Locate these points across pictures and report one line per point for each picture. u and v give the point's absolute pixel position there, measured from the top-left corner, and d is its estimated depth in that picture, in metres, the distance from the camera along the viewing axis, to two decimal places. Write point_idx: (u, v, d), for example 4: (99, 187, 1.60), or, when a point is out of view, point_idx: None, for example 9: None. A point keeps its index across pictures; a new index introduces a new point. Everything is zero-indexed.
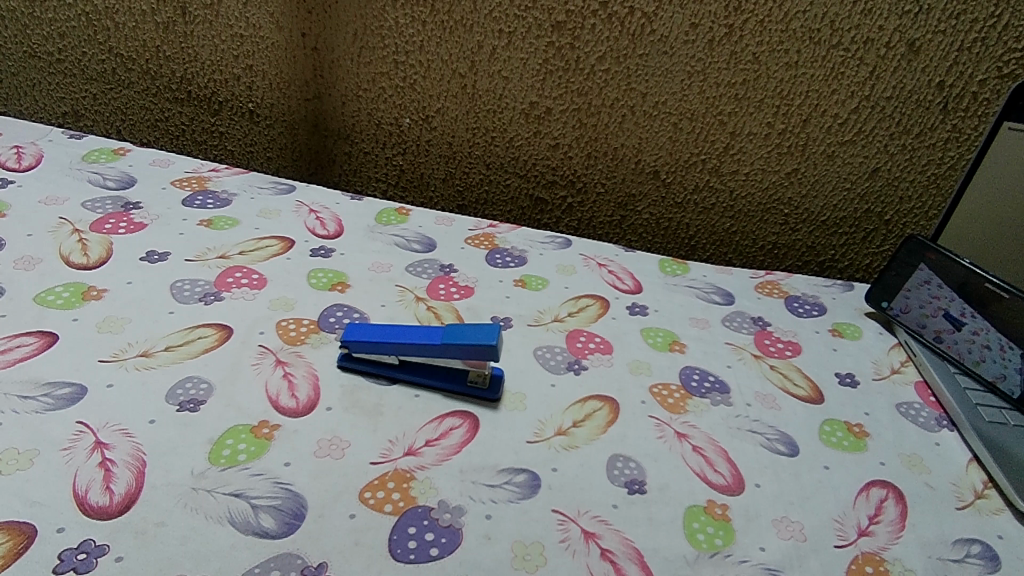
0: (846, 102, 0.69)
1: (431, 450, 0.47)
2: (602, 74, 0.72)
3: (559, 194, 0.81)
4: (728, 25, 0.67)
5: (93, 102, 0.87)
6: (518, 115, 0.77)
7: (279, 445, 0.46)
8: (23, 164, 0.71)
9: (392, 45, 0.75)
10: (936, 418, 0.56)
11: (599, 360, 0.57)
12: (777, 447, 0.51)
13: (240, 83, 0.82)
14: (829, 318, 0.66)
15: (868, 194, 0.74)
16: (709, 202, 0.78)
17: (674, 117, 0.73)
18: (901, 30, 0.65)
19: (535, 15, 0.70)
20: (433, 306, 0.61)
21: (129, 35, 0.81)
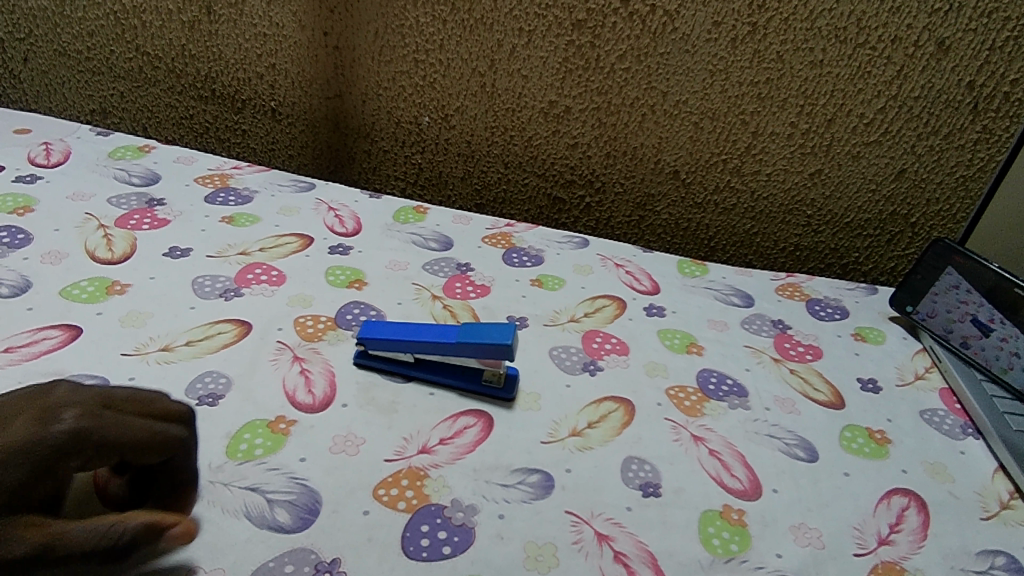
0: (872, 102, 0.68)
1: (445, 448, 0.47)
2: (623, 73, 0.72)
3: (577, 193, 0.80)
4: (751, 24, 0.66)
5: (120, 100, 0.89)
6: (538, 114, 0.76)
7: (295, 440, 0.46)
8: (52, 160, 0.72)
9: (412, 44, 0.75)
10: (961, 425, 0.55)
11: (615, 360, 0.56)
12: (795, 452, 0.50)
13: (263, 82, 0.82)
14: (851, 321, 0.65)
15: (894, 196, 0.72)
16: (729, 202, 0.77)
17: (695, 117, 0.72)
18: (930, 28, 0.63)
19: (555, 14, 0.70)
20: (449, 304, 0.61)
21: (156, 34, 0.82)
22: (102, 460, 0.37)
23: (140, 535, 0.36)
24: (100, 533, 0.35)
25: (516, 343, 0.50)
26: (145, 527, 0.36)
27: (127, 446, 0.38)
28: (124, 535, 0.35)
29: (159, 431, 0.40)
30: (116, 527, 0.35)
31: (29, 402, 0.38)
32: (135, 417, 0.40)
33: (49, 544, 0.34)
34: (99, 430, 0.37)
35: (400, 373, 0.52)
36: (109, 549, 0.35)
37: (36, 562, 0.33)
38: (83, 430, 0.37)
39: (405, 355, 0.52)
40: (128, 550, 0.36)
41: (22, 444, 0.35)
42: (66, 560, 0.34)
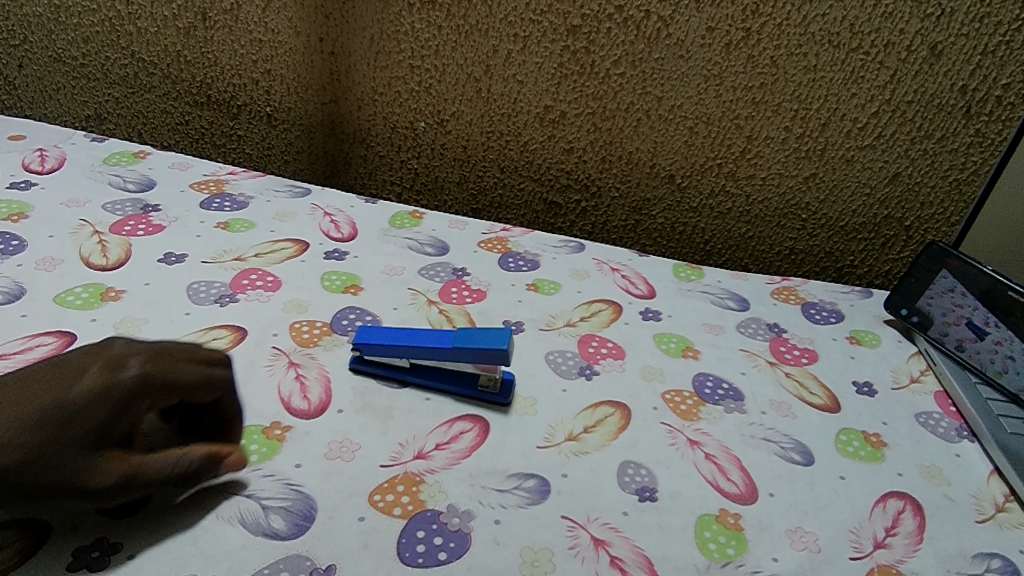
0: (866, 106, 0.68)
1: (441, 454, 0.47)
2: (617, 78, 0.72)
3: (573, 198, 0.81)
4: (745, 29, 0.66)
5: (115, 106, 0.89)
6: (533, 119, 0.77)
7: (290, 447, 0.46)
8: (46, 166, 0.72)
9: (408, 49, 0.76)
10: (956, 428, 0.55)
11: (611, 365, 0.56)
12: (791, 456, 0.50)
13: (259, 87, 0.83)
14: (846, 324, 0.65)
15: (888, 200, 0.73)
16: (725, 206, 0.77)
17: (690, 121, 0.73)
18: (922, 33, 0.64)
19: (550, 19, 0.70)
20: (445, 309, 0.61)
21: (151, 40, 0.82)
22: (166, 399, 0.42)
23: (204, 465, 0.41)
24: (171, 463, 0.40)
25: (511, 347, 0.50)
26: (206, 457, 0.41)
27: (183, 385, 0.43)
28: (191, 465, 0.41)
29: (205, 375, 0.45)
30: (184, 458, 0.40)
31: (91, 355, 0.42)
32: (186, 362, 0.44)
33: (129, 474, 0.38)
34: (159, 372, 0.42)
35: (396, 378, 0.52)
36: (179, 477, 0.40)
37: (120, 489, 0.38)
38: (147, 373, 0.41)
39: (401, 360, 0.52)
40: (193, 477, 0.41)
41: (97, 389, 0.40)
42: (147, 486, 0.39)
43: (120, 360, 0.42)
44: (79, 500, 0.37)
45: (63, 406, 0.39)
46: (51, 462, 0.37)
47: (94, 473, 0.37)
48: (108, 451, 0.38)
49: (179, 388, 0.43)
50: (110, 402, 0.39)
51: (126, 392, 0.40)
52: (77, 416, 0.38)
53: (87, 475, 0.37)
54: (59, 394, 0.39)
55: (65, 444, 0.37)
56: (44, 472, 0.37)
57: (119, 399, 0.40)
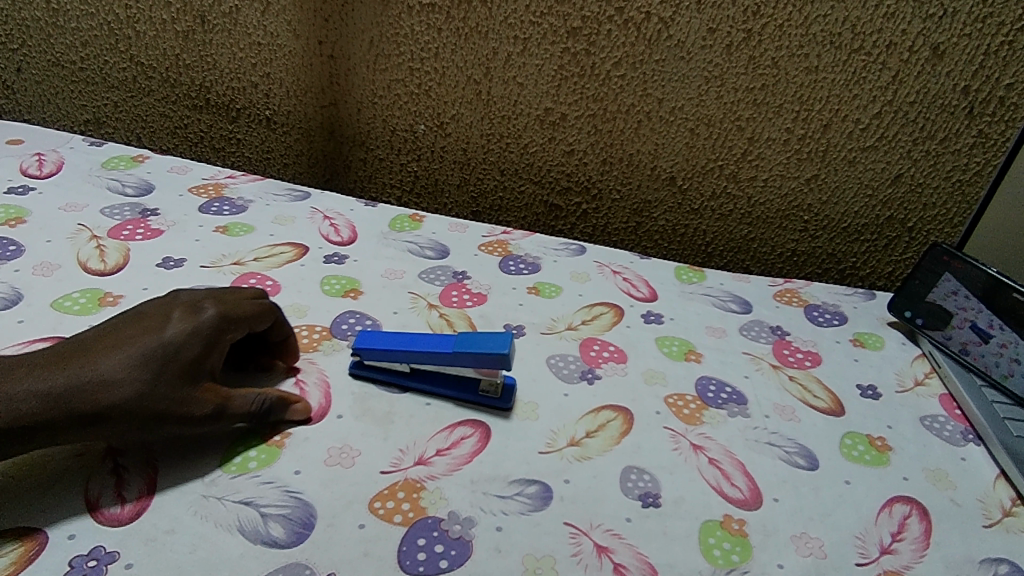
0: (868, 107, 0.68)
1: (442, 460, 0.47)
2: (618, 80, 0.71)
3: (574, 200, 0.80)
4: (746, 30, 0.66)
5: (114, 110, 0.88)
6: (533, 121, 0.76)
7: (289, 453, 0.46)
8: (45, 171, 0.72)
9: (407, 52, 0.75)
10: (962, 431, 0.54)
11: (613, 368, 0.56)
12: (796, 460, 0.50)
13: (258, 91, 0.82)
14: (849, 327, 0.65)
15: (890, 201, 0.72)
16: (726, 208, 0.76)
17: (691, 123, 0.72)
18: (924, 33, 0.63)
19: (550, 21, 0.70)
20: (445, 313, 0.60)
21: (150, 44, 0.82)
22: (239, 330, 0.48)
23: (277, 405, 0.47)
24: (252, 400, 0.46)
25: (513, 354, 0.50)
26: (278, 399, 0.47)
27: (249, 320, 0.49)
28: (267, 402, 0.47)
29: (266, 309, 0.51)
30: (260, 397, 0.47)
31: (172, 305, 0.48)
32: (248, 301, 0.50)
33: (220, 405, 0.45)
34: (231, 313, 0.48)
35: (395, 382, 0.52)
36: (258, 413, 0.46)
37: (214, 417, 0.45)
38: (223, 314, 0.48)
39: (401, 365, 0.52)
40: (269, 414, 0.47)
41: (186, 329, 0.46)
42: (232, 416, 0.46)
43: (195, 306, 0.48)
44: (181, 426, 0.44)
45: (162, 344, 0.44)
46: (159, 393, 0.43)
47: (193, 402, 0.44)
48: (203, 383, 0.45)
49: (246, 324, 0.49)
50: (197, 338, 0.46)
51: (209, 330, 0.46)
52: (175, 351, 0.44)
53: (187, 405, 0.44)
54: (156, 334, 0.45)
55: (170, 376, 0.44)
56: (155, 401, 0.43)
57: (205, 336, 0.46)
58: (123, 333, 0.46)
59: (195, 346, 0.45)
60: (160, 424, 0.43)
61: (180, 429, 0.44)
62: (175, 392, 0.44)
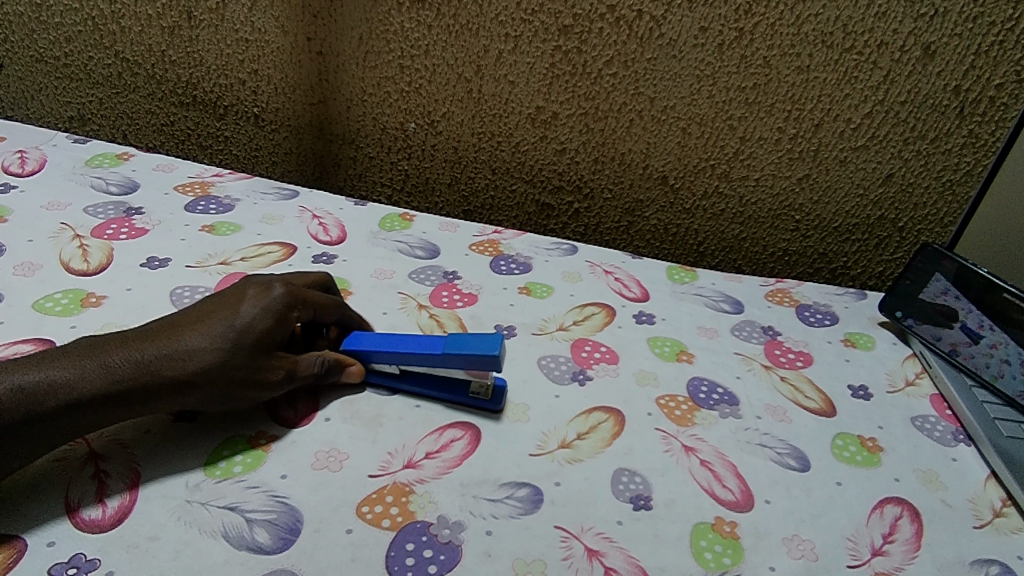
0: (859, 107, 0.67)
1: (431, 463, 0.46)
2: (609, 78, 0.71)
3: (566, 199, 0.80)
4: (738, 29, 0.66)
5: (99, 107, 0.87)
6: (525, 120, 0.76)
7: (275, 457, 0.45)
8: (27, 169, 0.71)
9: (397, 49, 0.74)
10: (952, 432, 0.54)
11: (604, 370, 0.56)
12: (787, 462, 0.50)
13: (246, 88, 0.81)
14: (841, 327, 0.65)
15: (882, 201, 0.72)
16: (718, 208, 0.76)
17: (682, 122, 0.72)
18: (916, 33, 0.63)
19: (541, 19, 0.69)
20: (435, 314, 0.60)
21: (135, 39, 0.81)
22: (306, 312, 0.50)
23: (335, 367, 0.50)
24: (314, 363, 0.49)
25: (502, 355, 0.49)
26: (335, 361, 0.50)
27: (316, 305, 0.51)
28: (327, 363, 0.49)
29: (331, 299, 0.52)
30: (320, 359, 0.49)
31: (244, 286, 0.50)
32: (316, 290, 0.52)
33: (290, 371, 0.47)
34: (298, 292, 0.50)
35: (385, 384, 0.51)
36: (320, 375, 0.49)
37: (285, 381, 0.47)
38: (291, 292, 0.49)
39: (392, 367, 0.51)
40: (330, 375, 0.49)
41: (258, 307, 0.47)
42: (300, 380, 0.48)
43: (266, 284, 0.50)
44: (255, 392, 0.46)
45: (236, 321, 0.46)
46: (235, 364, 0.45)
47: (266, 371, 0.46)
48: (274, 353, 0.47)
49: (311, 306, 0.50)
50: (268, 315, 0.47)
51: (279, 307, 0.48)
52: (246, 327, 0.46)
53: (261, 372, 0.46)
54: (232, 312, 0.47)
55: (240, 349, 0.46)
56: (228, 371, 0.45)
57: (276, 312, 0.48)
58: (196, 310, 0.48)
59: (265, 322, 0.47)
60: (233, 391, 0.45)
61: (253, 395, 0.46)
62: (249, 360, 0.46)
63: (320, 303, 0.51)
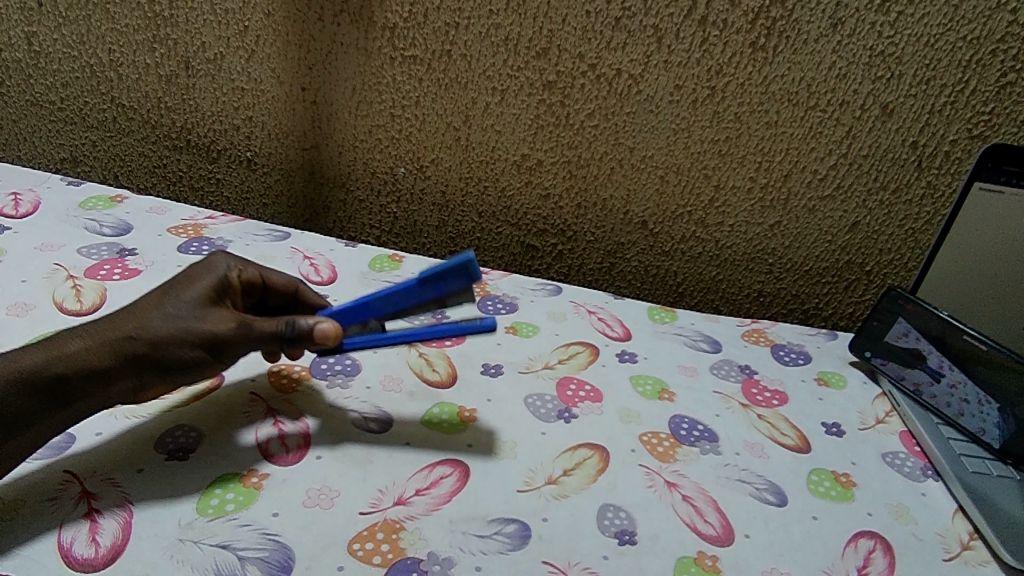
0: (825, 159, 0.72)
1: (421, 500, 0.47)
2: (591, 129, 0.74)
3: (550, 241, 0.83)
4: (710, 87, 0.70)
5: (92, 149, 0.89)
6: (511, 166, 0.79)
7: (267, 495, 0.46)
8: (21, 211, 0.72)
9: (388, 100, 0.78)
10: (921, 468, 0.57)
11: (589, 408, 0.57)
12: (765, 497, 0.52)
13: (239, 133, 0.84)
14: (814, 366, 0.68)
15: (849, 246, 0.76)
16: (696, 250, 0.80)
17: (661, 171, 0.75)
18: (875, 93, 0.68)
19: (526, 75, 0.73)
20: (424, 353, 0.61)
21: (132, 87, 0.83)
22: (251, 278, 0.53)
23: (303, 333, 0.48)
24: (278, 322, 0.48)
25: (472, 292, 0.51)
26: (300, 324, 0.48)
27: (263, 276, 0.55)
28: (293, 325, 0.48)
29: (284, 278, 0.56)
30: (285, 321, 0.48)
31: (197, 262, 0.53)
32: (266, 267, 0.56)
33: (245, 327, 0.47)
34: (242, 261, 0.54)
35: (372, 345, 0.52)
36: (284, 332, 0.48)
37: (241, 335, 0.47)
38: (232, 259, 0.53)
39: (371, 322, 0.54)
40: (297, 338, 0.48)
41: (203, 273, 0.50)
42: (259, 337, 0.48)
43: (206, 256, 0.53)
44: (206, 341, 0.47)
45: (181, 285, 0.49)
46: (178, 317, 0.46)
47: (216, 324, 0.47)
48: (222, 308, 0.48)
49: (260, 278, 0.54)
50: (209, 275, 0.50)
51: (220, 270, 0.51)
52: (182, 287, 0.48)
53: (207, 320, 0.47)
54: (179, 280, 0.49)
55: (183, 304, 0.47)
56: (168, 322, 0.46)
57: (216, 275, 0.51)
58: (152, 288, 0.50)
59: (205, 280, 0.50)
60: (178, 343, 0.46)
61: (208, 349, 0.47)
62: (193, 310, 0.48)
63: (275, 284, 0.55)
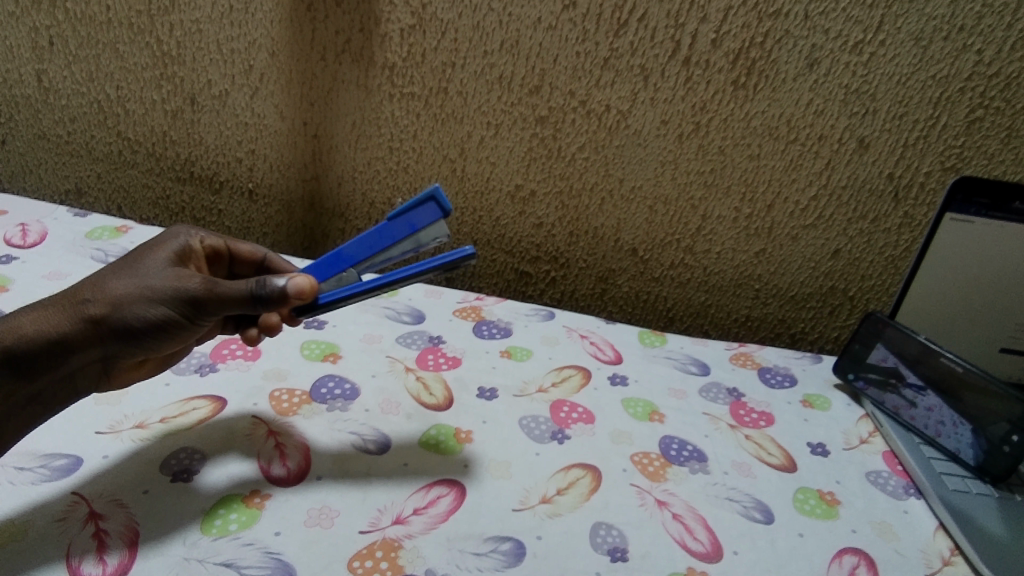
0: (806, 190, 0.75)
1: (418, 518, 0.48)
2: (582, 161, 0.77)
3: (543, 268, 0.85)
4: (695, 122, 0.73)
5: (97, 181, 0.91)
6: (505, 197, 0.82)
7: (269, 515, 0.47)
8: (29, 241, 0.74)
9: (387, 134, 0.80)
10: (904, 486, 0.59)
11: (581, 429, 0.59)
12: (753, 515, 0.53)
13: (242, 165, 0.86)
14: (799, 389, 0.70)
15: (832, 273, 0.80)
16: (684, 277, 0.83)
17: (649, 201, 0.78)
18: (851, 128, 0.71)
19: (520, 110, 0.76)
20: (422, 377, 0.63)
21: (137, 122, 0.86)
22: (218, 245, 0.59)
23: (271, 291, 0.48)
24: (246, 283, 0.48)
25: (443, 225, 0.52)
26: (268, 281, 0.48)
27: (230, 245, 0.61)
28: (263, 285, 0.48)
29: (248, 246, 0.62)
30: (252, 282, 0.48)
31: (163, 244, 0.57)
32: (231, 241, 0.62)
33: (212, 287, 0.48)
34: (209, 233, 0.59)
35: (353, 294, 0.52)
36: (252, 292, 0.48)
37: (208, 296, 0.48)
38: (196, 233, 0.58)
39: (348, 275, 0.55)
40: (268, 297, 0.48)
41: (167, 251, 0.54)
42: (225, 297, 0.48)
43: (178, 237, 0.56)
44: (172, 300, 0.48)
45: (144, 258, 0.51)
46: (139, 282, 0.48)
47: (181, 286, 0.48)
48: (188, 273, 0.49)
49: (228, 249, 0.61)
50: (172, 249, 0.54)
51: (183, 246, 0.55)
52: (146, 260, 0.51)
53: (177, 280, 0.48)
54: (142, 254, 0.52)
55: (145, 272, 0.49)
56: (127, 286, 0.48)
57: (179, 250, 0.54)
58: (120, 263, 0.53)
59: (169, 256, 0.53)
60: (137, 305, 0.47)
61: (170, 311, 0.48)
62: (162, 274, 0.49)
63: (240, 253, 0.61)
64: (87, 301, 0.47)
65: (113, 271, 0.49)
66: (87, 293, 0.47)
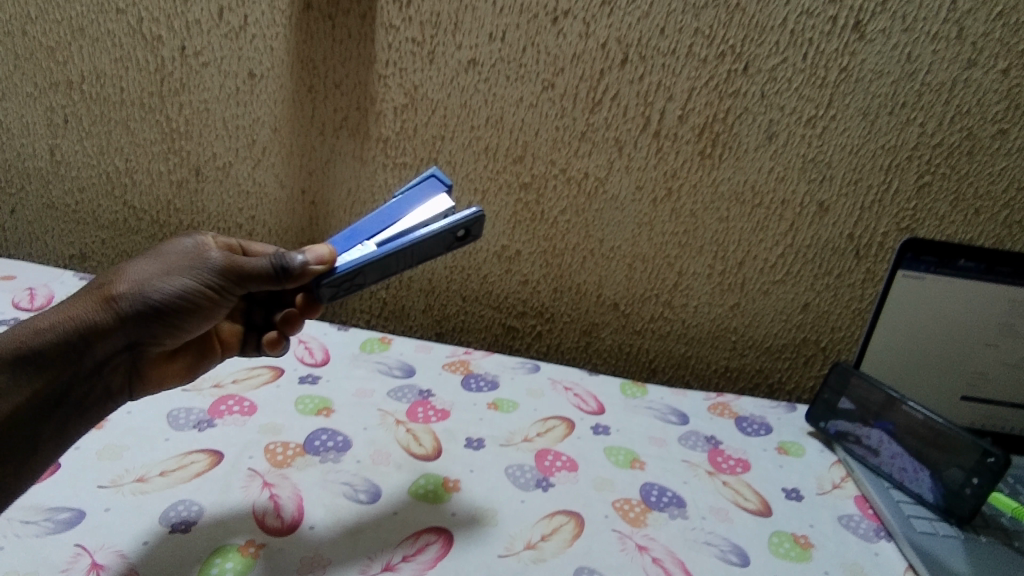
0: (773, 249, 0.80)
1: (407, 566, 0.51)
2: (564, 224, 0.83)
3: (529, 322, 0.89)
4: (668, 188, 0.79)
5: (101, 246, 0.95)
6: (491, 257, 0.86)
7: (264, 564, 0.49)
8: (36, 304, 0.77)
9: (381, 200, 0.86)
10: (875, 529, 0.61)
11: (565, 477, 0.62)
12: (729, 558, 0.55)
13: (242, 230, 0.91)
14: (775, 437, 0.73)
15: (803, 325, 0.84)
16: (664, 329, 0.87)
17: (628, 260, 0.83)
18: (811, 193, 0.77)
19: (505, 178, 0.81)
20: (412, 429, 0.66)
21: (144, 191, 0.90)
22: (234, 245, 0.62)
23: (293, 262, 0.53)
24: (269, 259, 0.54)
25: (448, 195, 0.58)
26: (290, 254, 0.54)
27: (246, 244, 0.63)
28: (286, 258, 0.53)
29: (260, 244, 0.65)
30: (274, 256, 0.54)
31: None
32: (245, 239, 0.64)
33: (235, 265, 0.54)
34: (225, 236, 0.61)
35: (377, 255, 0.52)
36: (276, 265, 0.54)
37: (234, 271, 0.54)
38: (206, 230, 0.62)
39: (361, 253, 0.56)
40: (292, 268, 0.53)
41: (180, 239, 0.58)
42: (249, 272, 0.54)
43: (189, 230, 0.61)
44: (196, 275, 0.53)
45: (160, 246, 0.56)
46: (159, 265, 0.53)
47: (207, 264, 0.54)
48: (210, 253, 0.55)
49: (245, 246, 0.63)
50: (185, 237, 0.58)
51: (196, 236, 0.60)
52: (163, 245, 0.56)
53: (200, 258, 0.54)
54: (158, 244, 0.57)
55: (165, 255, 0.54)
56: (148, 271, 0.53)
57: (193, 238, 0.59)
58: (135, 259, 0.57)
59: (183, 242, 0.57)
60: (160, 286, 0.52)
61: (194, 288, 0.53)
62: (183, 256, 0.54)
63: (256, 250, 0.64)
64: (114, 282, 0.51)
65: (136, 257, 0.54)
66: (114, 277, 0.52)
